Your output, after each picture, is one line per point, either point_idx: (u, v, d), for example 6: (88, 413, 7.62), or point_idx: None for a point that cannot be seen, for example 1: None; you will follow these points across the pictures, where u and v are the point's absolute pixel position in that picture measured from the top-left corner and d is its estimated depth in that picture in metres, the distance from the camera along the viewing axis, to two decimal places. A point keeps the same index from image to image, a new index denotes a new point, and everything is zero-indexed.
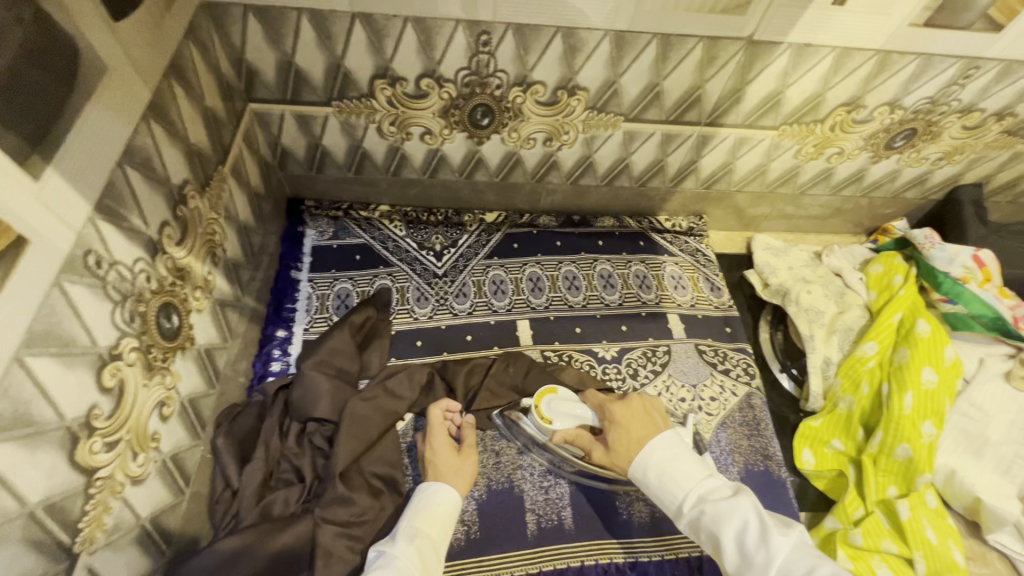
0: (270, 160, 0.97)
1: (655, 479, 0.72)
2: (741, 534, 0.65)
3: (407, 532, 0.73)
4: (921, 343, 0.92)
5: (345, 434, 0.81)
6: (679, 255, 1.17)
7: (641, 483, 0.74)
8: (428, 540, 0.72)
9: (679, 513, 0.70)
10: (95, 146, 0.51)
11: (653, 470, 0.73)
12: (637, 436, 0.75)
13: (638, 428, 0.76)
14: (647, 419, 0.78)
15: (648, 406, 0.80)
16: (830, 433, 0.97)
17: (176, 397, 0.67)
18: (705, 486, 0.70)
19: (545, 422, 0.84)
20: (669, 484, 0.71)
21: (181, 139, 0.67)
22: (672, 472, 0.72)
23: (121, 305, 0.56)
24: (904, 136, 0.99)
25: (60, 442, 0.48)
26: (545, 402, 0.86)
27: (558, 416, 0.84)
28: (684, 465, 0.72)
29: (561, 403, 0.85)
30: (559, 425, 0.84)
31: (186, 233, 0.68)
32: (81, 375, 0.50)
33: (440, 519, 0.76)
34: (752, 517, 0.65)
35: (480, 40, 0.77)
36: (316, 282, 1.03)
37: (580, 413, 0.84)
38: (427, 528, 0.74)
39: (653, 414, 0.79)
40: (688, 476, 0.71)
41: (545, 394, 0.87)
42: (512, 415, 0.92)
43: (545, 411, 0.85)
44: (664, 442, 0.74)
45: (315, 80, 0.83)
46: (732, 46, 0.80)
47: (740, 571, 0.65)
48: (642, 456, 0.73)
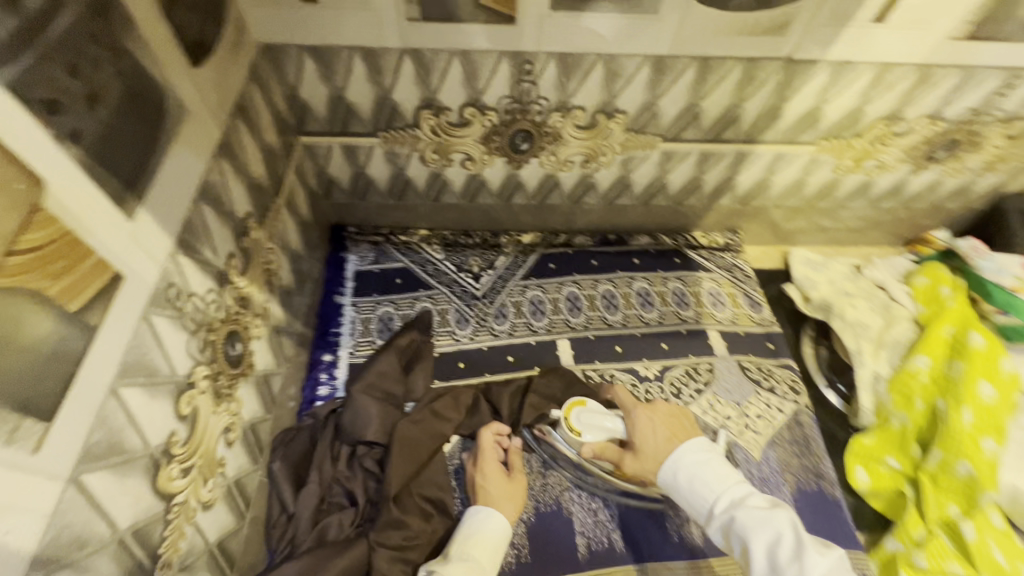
0: (316, 190, 1.00)
1: (686, 483, 0.73)
2: (773, 545, 0.64)
3: (458, 557, 0.73)
4: (977, 356, 0.90)
5: (396, 456, 0.82)
6: (716, 272, 1.16)
7: (671, 488, 0.75)
8: (475, 563, 0.72)
9: (709, 517, 0.71)
10: (176, 185, 0.54)
11: (684, 472, 0.74)
12: (662, 440, 0.78)
13: (662, 429, 0.79)
14: (674, 424, 0.80)
15: (675, 413, 0.82)
16: (884, 450, 0.94)
17: (239, 422, 0.69)
18: (739, 492, 0.70)
19: (575, 435, 0.87)
20: (699, 487, 0.72)
21: (244, 174, 0.69)
22: (703, 476, 0.73)
23: (195, 335, 0.58)
24: (945, 147, 0.98)
25: (145, 469, 0.50)
26: (575, 414, 0.89)
27: (587, 428, 0.87)
28: (718, 471, 0.73)
29: (590, 415, 0.88)
30: (590, 438, 0.86)
31: (248, 263, 0.71)
32: (163, 405, 0.52)
33: (491, 549, 0.75)
34: (785, 529, 0.65)
35: (523, 69, 0.80)
36: (359, 306, 1.06)
37: (609, 425, 0.86)
38: (477, 553, 0.74)
39: (682, 420, 0.81)
40: (721, 481, 0.72)
41: (575, 407, 0.90)
42: (544, 429, 0.92)
43: (574, 423, 0.87)
44: (694, 446, 0.76)
45: (363, 112, 0.86)
46: (771, 65, 0.81)
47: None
48: (672, 460, 0.75)
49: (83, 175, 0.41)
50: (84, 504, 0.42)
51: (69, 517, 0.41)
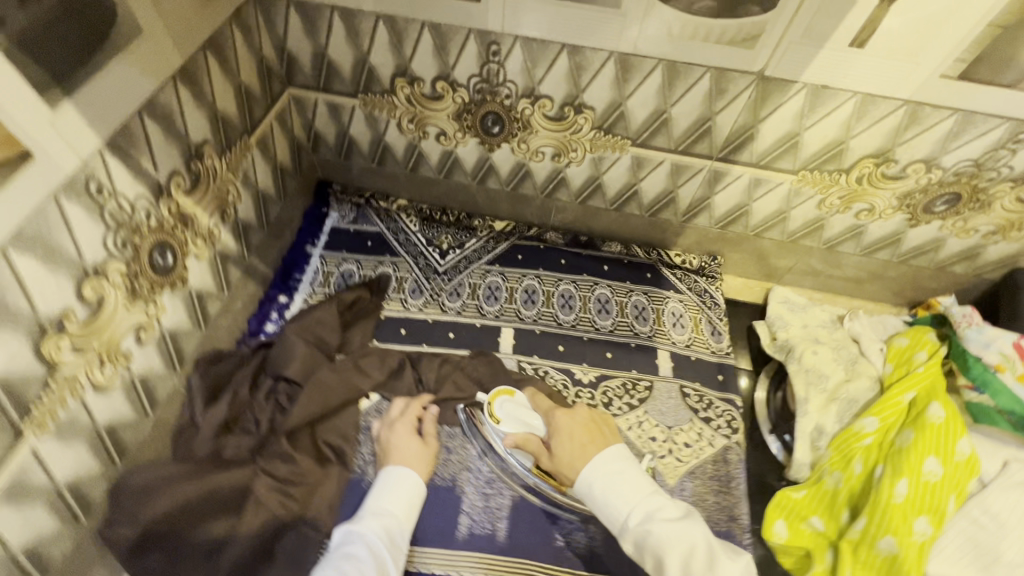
0: (303, 142, 1.07)
1: (600, 492, 0.69)
2: (688, 562, 0.63)
3: (374, 511, 0.77)
4: (930, 429, 0.82)
5: (305, 396, 0.86)
6: (686, 293, 1.12)
7: (585, 496, 0.70)
8: (393, 518, 0.77)
9: (623, 529, 0.66)
10: (116, 93, 0.60)
11: (599, 483, 0.69)
12: (579, 444, 0.73)
13: (581, 435, 0.75)
14: (593, 430, 0.76)
15: (597, 419, 0.78)
16: (812, 509, 0.88)
17: (156, 326, 0.75)
18: (654, 504, 0.67)
19: (496, 422, 0.88)
20: (613, 498, 0.68)
21: (207, 104, 0.76)
22: (618, 487, 0.68)
23: (114, 232, 0.64)
24: (946, 201, 0.90)
25: (28, 331, 0.56)
26: (499, 402, 0.89)
27: (508, 419, 0.88)
28: (633, 481, 0.69)
29: (514, 406, 0.89)
30: (508, 428, 0.87)
31: (197, 185, 0.77)
32: (61, 281, 0.59)
33: (407, 500, 0.79)
34: (698, 544, 0.64)
35: (490, 50, 0.82)
36: (325, 258, 1.11)
37: (531, 421, 0.87)
38: (393, 507, 0.78)
39: (601, 426, 0.77)
40: (635, 492, 0.68)
41: (501, 395, 0.90)
42: (474, 412, 0.93)
43: (497, 411, 0.88)
44: (608, 456, 0.71)
45: (344, 72, 0.91)
46: (742, 79, 0.78)
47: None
48: (587, 469, 0.70)
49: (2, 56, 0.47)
50: None
51: None
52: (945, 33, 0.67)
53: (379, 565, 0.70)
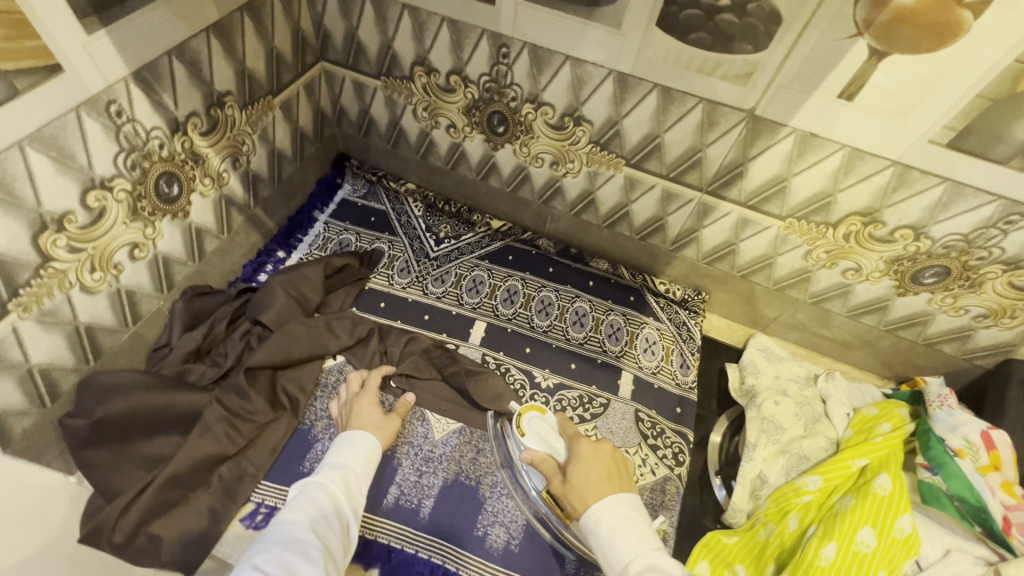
0: (328, 114, 1.15)
1: (604, 534, 0.64)
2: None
3: (332, 465, 0.74)
4: (872, 499, 0.79)
5: (271, 342, 0.91)
6: (664, 322, 1.12)
7: (590, 536, 0.66)
8: (351, 472, 0.74)
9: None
10: (149, 33, 0.68)
11: (605, 524, 0.65)
12: (595, 478, 0.71)
13: (599, 470, 0.72)
14: (613, 470, 0.73)
15: (619, 459, 0.75)
16: (739, 557, 0.85)
17: (151, 247, 0.82)
18: (657, 558, 0.61)
19: (519, 433, 0.84)
20: (616, 542, 0.63)
21: (236, 60, 0.84)
22: (624, 532, 0.64)
23: (126, 153, 0.72)
24: (934, 273, 0.88)
25: (30, 221, 0.63)
26: (528, 417, 0.86)
27: (533, 435, 0.84)
28: (640, 527, 0.64)
29: (543, 426, 0.86)
30: (531, 443, 0.83)
31: (214, 130, 0.85)
32: (68, 184, 0.66)
33: (367, 458, 0.77)
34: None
35: (500, 52, 0.87)
36: (328, 226, 1.18)
37: (556, 445, 0.83)
38: (350, 462, 0.75)
39: (620, 466, 0.74)
40: (639, 540, 0.63)
41: (531, 410, 0.87)
42: (505, 424, 0.94)
43: (523, 423, 0.85)
44: (619, 499, 0.67)
45: (370, 54, 0.98)
46: (732, 115, 0.80)
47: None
48: (597, 505, 0.67)
49: None
50: None
51: None
52: (933, 98, 0.67)
53: (338, 511, 0.68)
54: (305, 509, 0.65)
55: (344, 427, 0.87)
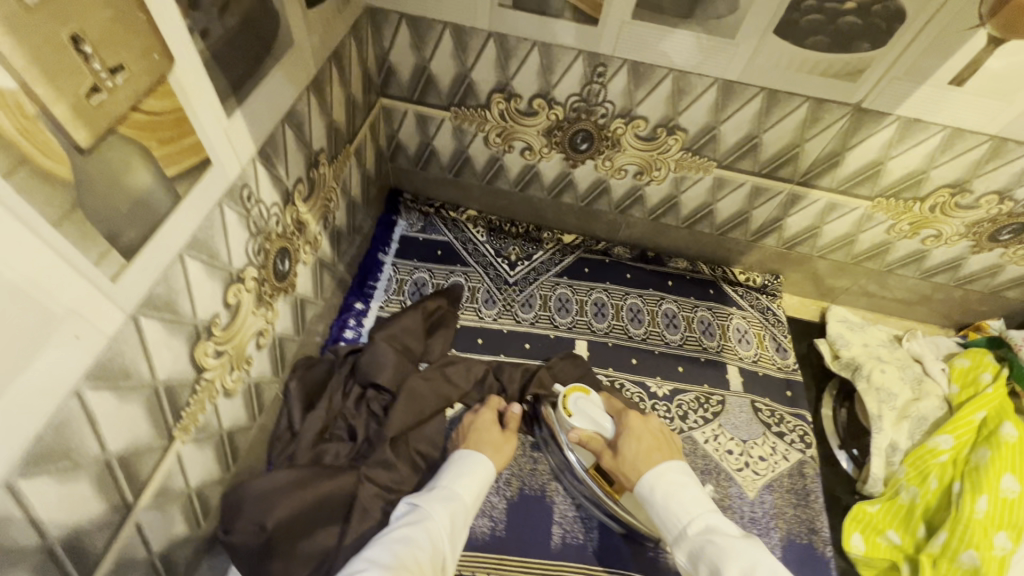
0: (384, 151, 1.09)
1: (660, 499, 0.69)
2: (745, 574, 0.59)
3: (444, 494, 0.73)
4: (1006, 448, 0.86)
5: (400, 405, 0.86)
6: (749, 310, 1.16)
7: (646, 503, 0.71)
8: (461, 507, 0.73)
9: (680, 538, 0.66)
10: (270, 103, 0.61)
11: (660, 490, 0.70)
12: (645, 449, 0.75)
13: (648, 441, 0.77)
14: (660, 440, 0.78)
15: (665, 433, 0.80)
16: (888, 523, 0.91)
17: (271, 331, 0.75)
18: (713, 519, 0.66)
19: (565, 414, 0.82)
20: (674, 506, 0.68)
21: (327, 114, 0.77)
22: (679, 497, 0.68)
23: (254, 239, 0.65)
24: (1011, 230, 0.96)
25: (188, 335, 0.56)
26: (574, 397, 0.84)
27: (580, 414, 0.82)
28: (695, 492, 0.69)
29: (589, 404, 0.83)
30: (578, 423, 0.82)
31: (312, 192, 0.78)
32: (215, 286, 0.59)
33: (479, 487, 0.77)
34: (758, 557, 0.60)
35: (596, 71, 0.85)
36: (398, 267, 1.11)
37: (604, 422, 0.82)
38: (463, 494, 0.74)
39: (667, 439, 0.79)
40: (696, 504, 0.68)
41: (575, 389, 0.85)
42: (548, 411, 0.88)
43: (570, 403, 0.83)
44: (673, 465, 0.72)
45: (442, 85, 0.93)
46: (837, 110, 0.83)
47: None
48: (651, 473, 0.71)
49: (203, 67, 0.48)
50: (136, 341, 0.48)
51: (122, 347, 0.47)
52: None
53: (433, 550, 0.66)
54: (400, 551, 0.63)
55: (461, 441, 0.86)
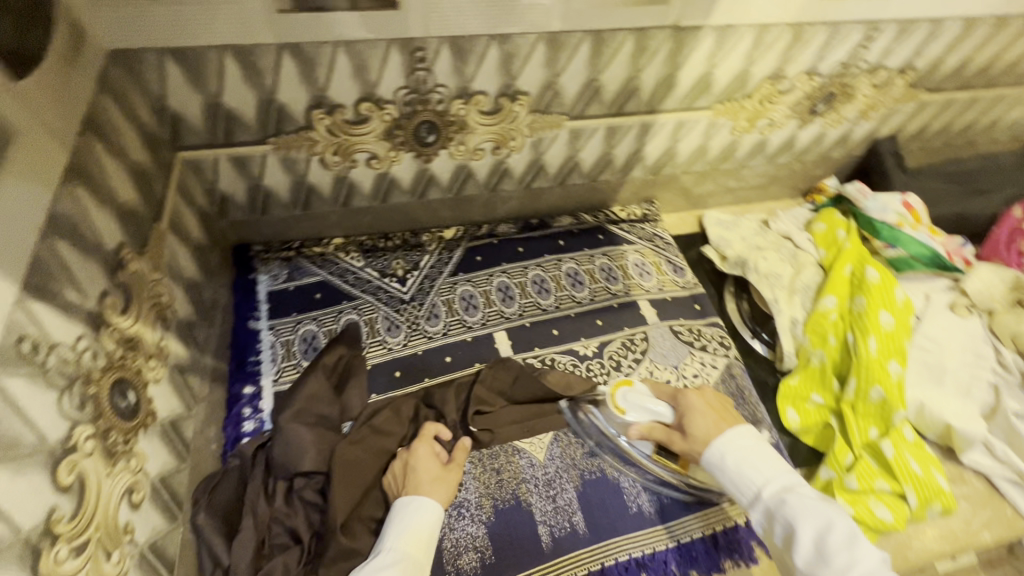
0: (208, 209, 0.92)
1: (732, 464, 0.68)
2: (821, 535, 0.60)
3: (391, 558, 0.67)
4: (874, 289, 1.00)
5: (338, 483, 0.77)
6: (639, 243, 1.18)
7: (714, 468, 0.70)
8: (411, 566, 0.66)
9: (754, 501, 0.66)
10: (14, 221, 0.46)
11: (732, 456, 0.68)
12: (714, 421, 0.72)
13: (714, 414, 0.73)
14: (722, 410, 0.75)
15: (723, 400, 0.77)
16: (809, 388, 1.01)
17: (143, 480, 0.61)
18: (788, 480, 0.66)
19: (619, 413, 0.82)
20: (747, 471, 0.67)
21: (110, 200, 0.61)
22: (753, 461, 0.67)
23: (68, 392, 0.50)
24: (824, 101, 1.07)
25: (19, 559, 0.42)
26: (621, 393, 0.82)
27: (632, 409, 0.81)
28: (767, 456, 0.68)
29: (638, 395, 0.81)
30: (634, 418, 0.80)
31: (130, 299, 0.63)
32: (35, 478, 0.45)
33: (427, 535, 0.71)
34: (836, 518, 0.61)
35: (416, 57, 0.77)
36: (277, 329, 0.95)
37: (658, 408, 0.80)
38: (411, 551, 0.68)
39: (727, 407, 0.76)
40: (770, 467, 0.67)
41: (620, 386, 0.83)
42: (586, 408, 0.93)
43: (620, 401, 0.82)
44: (743, 431, 0.70)
45: (248, 118, 0.79)
46: (659, 34, 0.83)
47: (810, 572, 0.60)
48: (722, 442, 0.69)
49: None
50: None
51: None
52: None
53: None
54: None
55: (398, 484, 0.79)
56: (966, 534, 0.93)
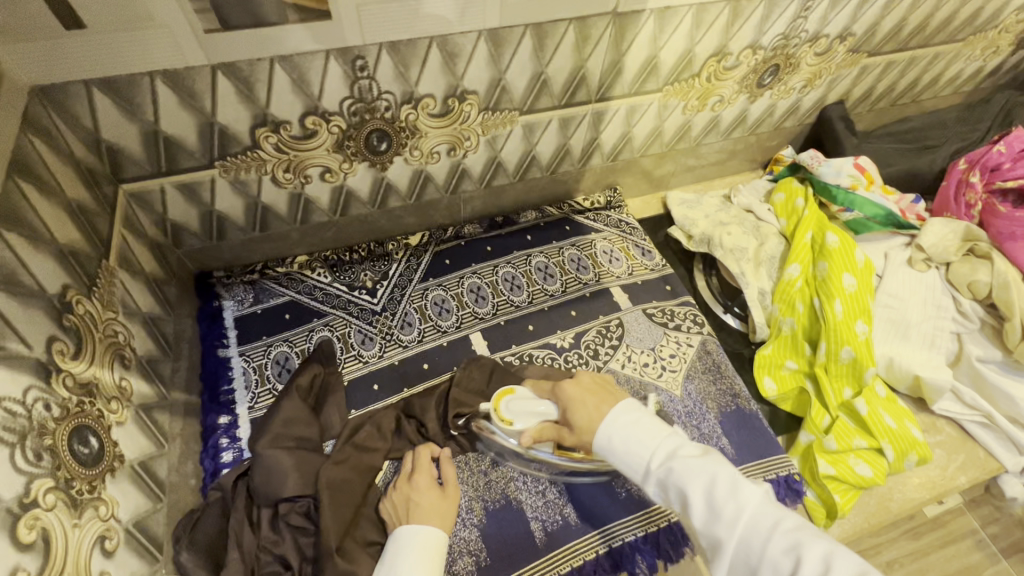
0: (161, 241, 0.89)
1: (619, 444, 0.67)
2: (708, 491, 0.60)
3: None
4: (835, 253, 1.02)
5: (327, 504, 0.76)
6: (606, 230, 1.18)
7: (606, 452, 0.69)
8: None
9: (647, 475, 0.65)
10: None
11: (618, 435, 0.68)
12: (592, 407, 0.71)
13: (592, 398, 0.72)
14: (600, 390, 0.74)
15: (601, 379, 0.76)
16: (783, 356, 1.03)
17: (115, 526, 0.59)
18: (672, 444, 0.66)
19: (506, 426, 0.80)
20: (634, 446, 0.66)
21: (48, 242, 0.59)
22: (636, 435, 0.67)
23: (20, 446, 0.49)
24: (770, 73, 1.08)
25: None
26: (504, 404, 0.82)
27: (519, 416, 0.80)
28: (648, 425, 0.68)
29: (520, 401, 0.81)
30: (523, 425, 0.79)
31: (83, 343, 0.61)
32: None
33: (435, 565, 0.70)
34: (718, 470, 0.62)
35: (356, 65, 0.76)
36: (248, 354, 0.93)
37: (543, 408, 0.80)
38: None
39: (606, 385, 0.75)
40: (654, 436, 0.67)
41: (503, 397, 0.83)
42: (480, 424, 0.86)
43: (504, 413, 0.81)
44: (621, 408, 0.70)
45: (190, 144, 0.77)
46: (600, 22, 0.83)
47: (706, 529, 0.61)
48: (605, 425, 0.69)
49: None
50: None
51: None
52: None
53: None
54: None
55: (397, 512, 0.77)
56: (945, 481, 0.96)
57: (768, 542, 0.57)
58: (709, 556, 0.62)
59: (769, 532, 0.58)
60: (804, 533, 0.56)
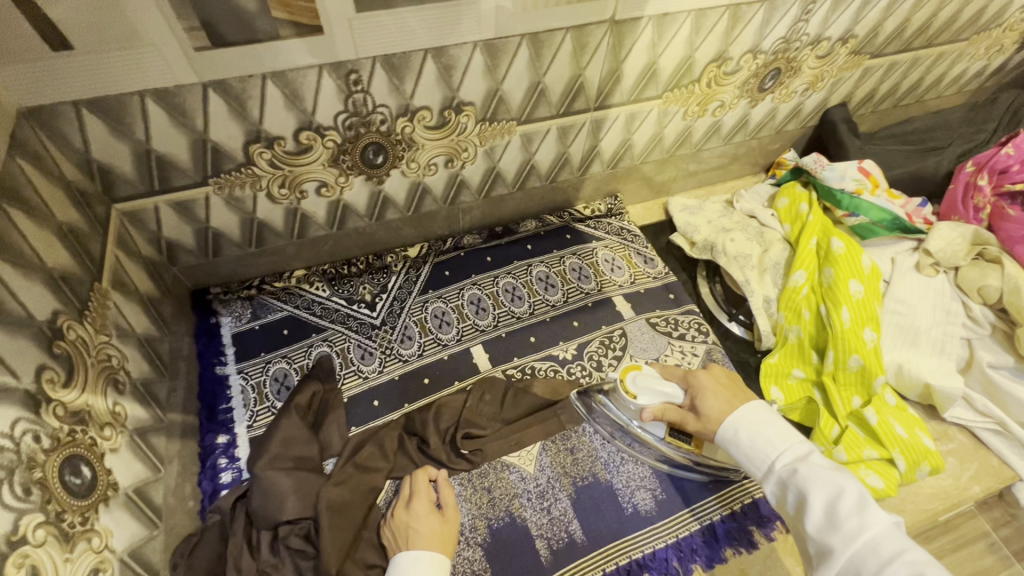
0: (156, 259, 0.88)
1: (745, 437, 0.68)
2: (832, 501, 0.59)
3: None
4: (840, 259, 1.00)
5: (327, 527, 0.75)
6: (607, 238, 1.17)
7: (728, 444, 0.70)
8: None
9: (768, 472, 0.66)
10: None
11: (745, 430, 0.68)
12: (726, 401, 0.72)
13: (724, 393, 0.73)
14: (732, 387, 0.74)
15: (732, 376, 0.77)
16: (789, 364, 1.02)
17: (109, 556, 0.58)
18: (801, 451, 0.65)
19: (631, 399, 0.78)
20: (760, 443, 0.67)
21: (37, 268, 0.58)
22: (765, 433, 0.67)
23: (8, 481, 0.47)
24: (771, 77, 1.07)
25: None
26: (631, 376, 0.79)
27: (643, 391, 0.78)
28: (780, 428, 0.68)
29: (647, 378, 0.79)
30: (647, 402, 0.78)
31: (74, 369, 0.60)
32: None
33: None
34: (848, 486, 0.60)
35: (350, 80, 0.75)
36: (247, 372, 0.92)
37: (668, 390, 0.78)
38: None
39: (738, 384, 0.76)
40: (784, 439, 0.67)
41: (629, 370, 0.81)
42: (596, 403, 0.92)
43: (631, 386, 0.79)
44: (755, 406, 0.70)
45: (183, 161, 0.76)
46: (598, 29, 0.82)
47: (820, 539, 0.59)
48: (733, 417, 0.69)
49: None
50: None
51: None
52: None
53: None
54: None
55: (396, 540, 0.75)
56: (957, 491, 0.94)
57: (886, 565, 0.54)
58: (815, 564, 0.60)
59: (892, 559, 0.54)
60: (933, 567, 0.52)
